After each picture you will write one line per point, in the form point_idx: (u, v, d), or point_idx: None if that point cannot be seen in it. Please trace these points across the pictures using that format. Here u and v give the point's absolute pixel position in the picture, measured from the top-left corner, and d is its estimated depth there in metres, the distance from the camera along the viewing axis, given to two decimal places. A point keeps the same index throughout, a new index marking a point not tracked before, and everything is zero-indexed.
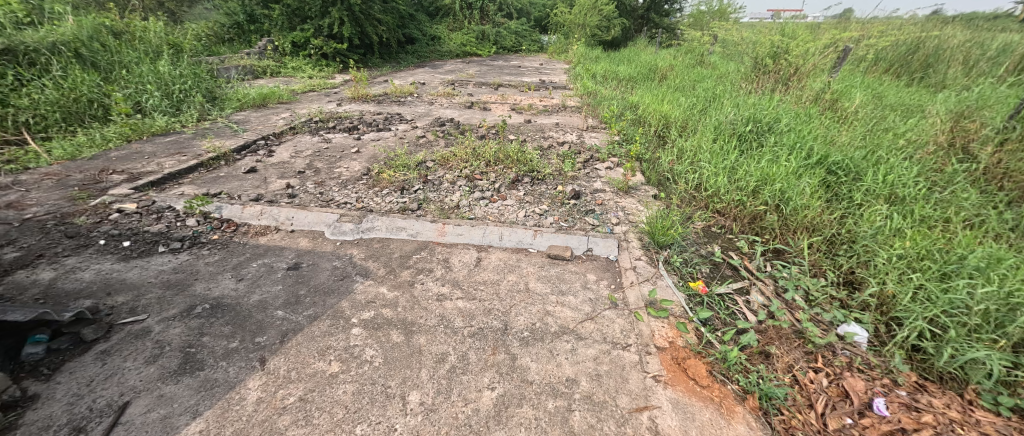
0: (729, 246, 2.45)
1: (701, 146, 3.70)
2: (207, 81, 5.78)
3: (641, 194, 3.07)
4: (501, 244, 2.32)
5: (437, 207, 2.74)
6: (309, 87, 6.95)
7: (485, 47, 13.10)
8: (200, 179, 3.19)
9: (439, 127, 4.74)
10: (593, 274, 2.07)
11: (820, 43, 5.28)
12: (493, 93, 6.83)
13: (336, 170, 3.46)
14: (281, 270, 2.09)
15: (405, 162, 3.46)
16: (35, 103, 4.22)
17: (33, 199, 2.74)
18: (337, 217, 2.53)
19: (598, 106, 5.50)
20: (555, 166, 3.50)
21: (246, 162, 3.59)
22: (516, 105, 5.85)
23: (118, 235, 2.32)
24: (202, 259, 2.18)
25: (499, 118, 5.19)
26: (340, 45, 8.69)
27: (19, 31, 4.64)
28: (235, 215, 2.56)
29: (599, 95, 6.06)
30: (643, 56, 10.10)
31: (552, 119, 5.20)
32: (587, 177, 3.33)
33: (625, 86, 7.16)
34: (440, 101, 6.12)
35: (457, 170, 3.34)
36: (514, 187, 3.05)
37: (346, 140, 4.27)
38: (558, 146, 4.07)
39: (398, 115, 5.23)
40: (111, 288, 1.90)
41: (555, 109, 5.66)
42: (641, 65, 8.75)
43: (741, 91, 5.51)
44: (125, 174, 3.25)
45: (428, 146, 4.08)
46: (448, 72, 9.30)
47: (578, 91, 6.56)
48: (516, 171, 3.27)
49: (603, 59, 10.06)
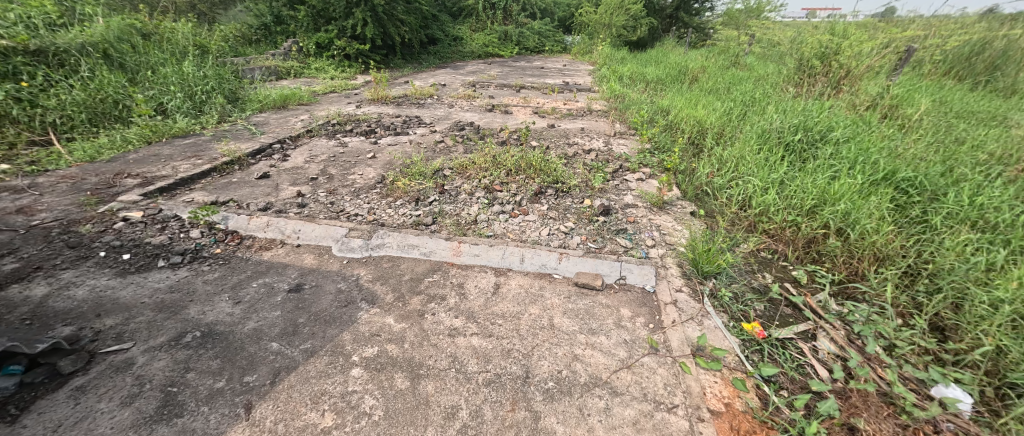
0: (784, 276, 2.13)
1: (743, 156, 3.35)
2: (231, 82, 5.79)
3: (678, 210, 2.77)
4: (522, 267, 2.08)
5: (453, 221, 2.52)
6: (330, 88, 6.91)
7: (508, 48, 12.91)
8: (212, 185, 3.08)
9: (458, 131, 4.55)
10: (628, 309, 1.79)
11: (876, 42, 4.80)
12: (515, 95, 6.60)
13: (349, 177, 3.30)
14: (282, 292, 1.91)
15: (421, 170, 3.27)
16: (62, 103, 4.27)
17: (44, 204, 2.69)
18: (346, 231, 2.35)
19: (627, 110, 5.19)
20: (581, 176, 3.24)
21: (260, 167, 3.48)
22: (539, 108, 5.60)
23: (119, 246, 2.20)
24: (202, 276, 2.02)
25: (521, 123, 4.96)
26: (362, 46, 8.65)
27: (51, 32, 4.73)
28: (240, 227, 2.42)
29: (628, 97, 5.74)
30: (672, 57, 9.66)
31: (577, 124, 4.93)
32: (616, 189, 3.05)
33: (654, 88, 6.80)
34: (460, 103, 5.94)
35: (476, 179, 3.12)
36: (537, 200, 2.81)
37: (363, 145, 4.12)
38: (584, 154, 3.81)
39: (417, 118, 5.07)
40: (102, 309, 1.77)
41: (580, 112, 5.38)
42: (671, 66, 8.32)
43: (783, 95, 5.09)
44: (138, 178, 3.18)
45: (447, 152, 3.89)
46: (470, 73, 9.13)
47: (605, 93, 6.26)
48: (539, 182, 3.03)
49: (630, 60, 9.68)
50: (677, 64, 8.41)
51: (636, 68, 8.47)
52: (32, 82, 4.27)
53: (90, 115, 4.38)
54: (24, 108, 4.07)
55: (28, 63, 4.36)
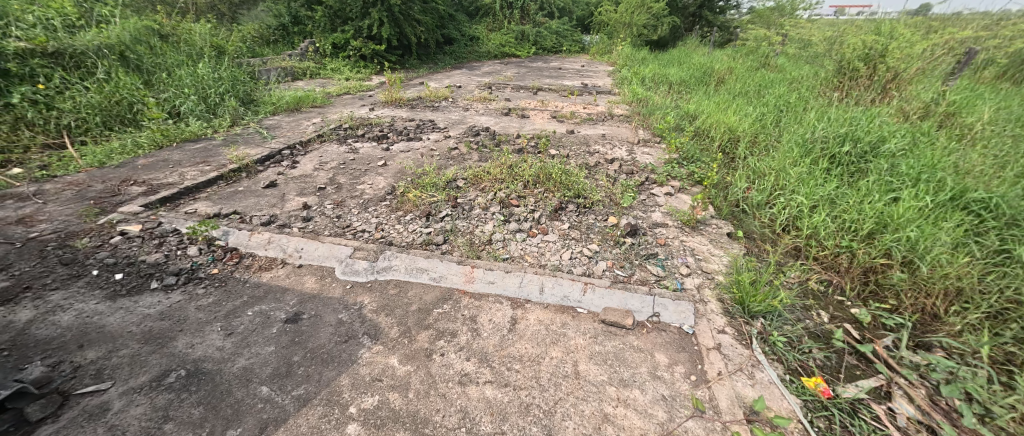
0: (844, 315, 1.86)
1: (783, 169, 3.05)
2: (245, 84, 5.73)
3: (713, 230, 2.50)
4: (541, 299, 1.87)
5: (466, 241, 2.33)
6: (344, 89, 6.81)
7: (525, 47, 12.67)
8: (217, 195, 2.96)
9: (473, 137, 4.36)
10: (664, 354, 1.56)
11: (929, 43, 4.40)
12: (532, 98, 6.36)
13: (358, 187, 3.14)
14: (279, 322, 1.74)
15: (433, 181, 3.09)
16: (77, 106, 4.25)
17: (45, 214, 2.60)
18: (351, 251, 2.18)
19: (651, 115, 4.91)
20: (604, 190, 3.00)
21: (268, 175, 3.35)
22: (557, 112, 5.37)
23: (114, 264, 2.07)
24: (195, 301, 1.87)
25: (539, 128, 4.73)
26: (378, 46, 8.56)
27: (69, 34, 4.74)
28: (240, 244, 2.27)
29: (652, 101, 5.43)
30: (696, 57, 9.27)
31: (598, 130, 4.68)
32: (643, 205, 2.81)
33: (678, 90, 6.49)
34: (475, 106, 5.75)
35: (491, 192, 2.92)
36: (557, 217, 2.59)
37: (374, 151, 3.96)
38: (606, 164, 3.56)
39: (431, 122, 4.90)
40: (86, 339, 1.63)
41: (601, 117, 5.12)
42: (695, 68, 7.95)
43: (822, 101, 4.74)
44: (143, 186, 3.09)
45: (460, 160, 3.69)
46: (486, 74, 8.94)
47: (627, 96, 5.97)
48: (559, 196, 2.80)
49: (651, 61, 9.32)
50: (703, 65, 8.02)
51: (658, 69, 8.12)
52: (48, 85, 4.27)
53: (104, 117, 4.34)
54: (40, 111, 4.07)
55: (46, 65, 4.36)
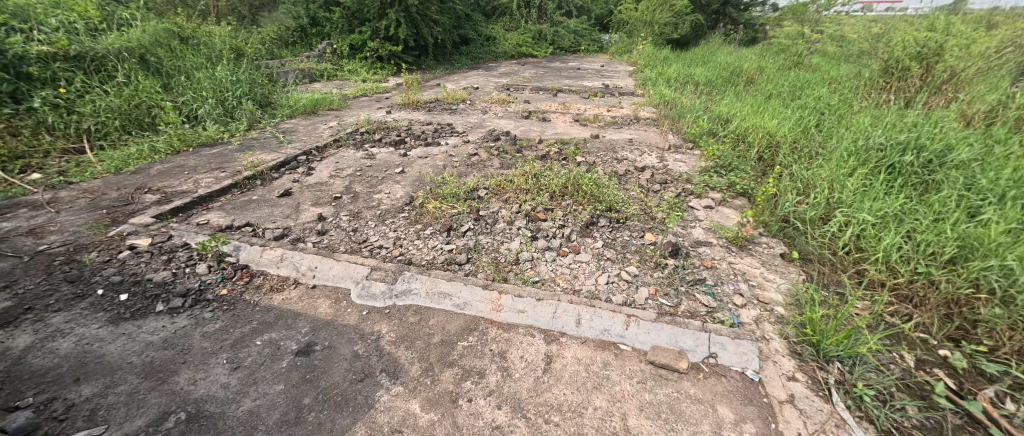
0: (932, 359, 1.60)
1: (836, 180, 2.78)
2: (264, 87, 5.67)
3: (765, 251, 2.25)
4: (579, 332, 1.66)
5: (491, 261, 2.14)
6: (361, 91, 6.70)
7: (542, 47, 12.44)
8: (230, 204, 2.84)
9: (493, 142, 4.17)
10: (728, 408, 1.33)
11: (992, 40, 4.03)
12: (552, 99, 6.14)
13: (375, 197, 2.99)
14: (289, 355, 1.58)
15: (453, 191, 2.91)
16: (97, 110, 4.23)
17: (57, 224, 2.53)
18: (367, 272, 2.01)
19: (680, 118, 4.63)
20: (638, 202, 2.77)
21: (283, 182, 3.23)
22: (580, 115, 5.14)
23: (119, 282, 1.95)
24: (202, 326, 1.73)
25: (561, 133, 4.51)
26: (395, 47, 8.46)
27: (92, 38, 4.75)
28: (251, 261, 2.13)
29: (680, 102, 5.14)
30: (722, 56, 8.90)
31: (624, 134, 4.43)
32: (682, 220, 2.57)
33: (707, 91, 6.18)
34: (494, 109, 5.58)
35: (515, 204, 2.72)
36: (589, 233, 2.38)
37: (391, 157, 3.81)
38: (637, 172, 3.32)
39: (449, 125, 4.73)
40: (83, 371, 1.50)
41: (626, 121, 4.86)
42: (723, 67, 7.58)
43: (867, 104, 4.40)
44: (157, 194, 3.00)
45: (480, 168, 3.51)
46: (502, 75, 8.74)
47: (652, 97, 5.68)
48: (590, 210, 2.59)
49: (675, 60, 8.97)
50: (730, 64, 7.65)
51: (683, 69, 7.78)
52: (70, 88, 4.27)
53: (124, 121, 4.31)
54: (61, 115, 4.07)
55: (68, 69, 4.37)
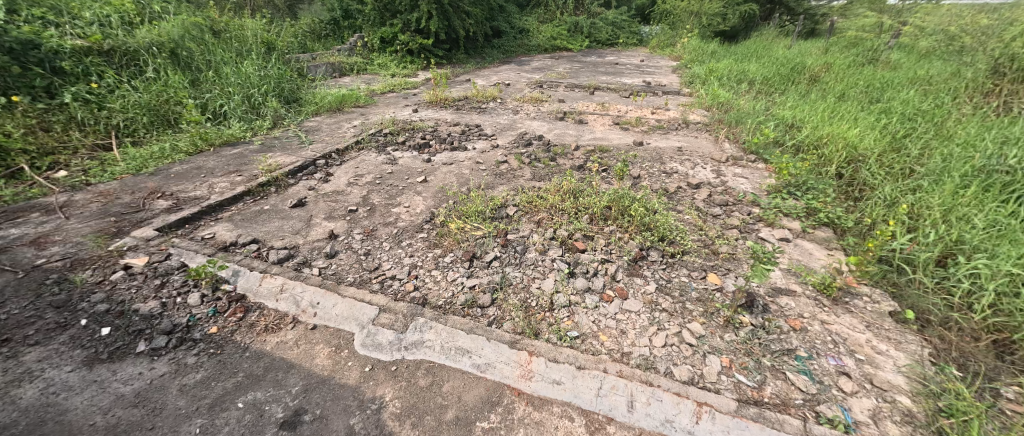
0: None
1: (952, 211, 2.22)
2: (292, 81, 5.52)
3: (867, 306, 1.77)
4: (631, 422, 1.28)
5: (519, 304, 1.79)
6: (389, 87, 6.47)
7: (578, 40, 11.80)
8: (239, 215, 2.63)
9: (525, 147, 3.81)
10: None
11: None
12: (589, 99, 5.66)
13: (393, 211, 2.71)
14: (273, 427, 1.30)
15: (479, 208, 2.59)
16: (126, 105, 4.19)
17: (62, 233, 2.39)
18: (375, 314, 1.71)
19: (737, 123, 4.07)
20: (695, 228, 2.32)
21: (298, 190, 3.00)
22: (621, 116, 4.67)
23: (104, 313, 1.74)
24: (182, 376, 1.48)
25: (600, 138, 4.08)
26: (426, 40, 8.19)
27: (125, 32, 4.73)
28: (249, 291, 1.88)
29: (737, 104, 4.54)
30: (779, 50, 8.06)
31: (672, 141, 3.94)
32: (753, 255, 2.11)
33: (765, 90, 5.52)
34: (526, 108, 5.19)
35: (548, 228, 2.36)
36: (638, 269, 1.97)
37: (413, 162, 3.52)
38: (690, 188, 2.86)
39: (477, 127, 4.39)
40: (38, 433, 1.27)
41: (674, 125, 4.34)
42: (781, 63, 6.80)
43: (971, 113, 3.71)
44: (169, 200, 2.84)
45: (509, 179, 3.16)
46: (535, 70, 8.29)
47: (704, 97, 5.10)
48: (638, 238, 2.19)
49: (724, 54, 8.20)
50: (790, 60, 6.87)
51: (735, 64, 7.05)
52: (101, 84, 4.26)
53: (151, 117, 4.25)
54: (92, 111, 4.06)
55: (101, 63, 4.37)
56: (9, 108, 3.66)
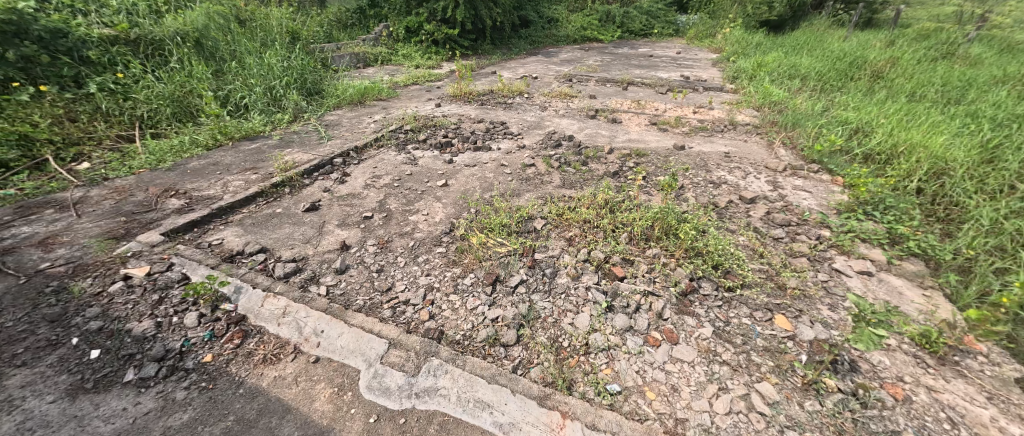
0: None
1: None
2: (315, 73, 5.40)
3: (984, 370, 1.42)
4: None
5: (549, 344, 1.54)
6: (412, 79, 6.26)
7: (610, 30, 11.24)
8: (250, 219, 2.49)
9: (553, 149, 3.53)
10: None
11: None
12: (623, 95, 5.27)
13: (411, 220, 2.50)
14: None
15: (504, 222, 2.36)
16: (150, 96, 4.14)
17: (72, 233, 2.29)
18: (384, 350, 1.50)
19: (792, 127, 3.64)
20: (753, 254, 2.00)
21: (313, 192, 2.84)
22: (659, 115, 4.30)
23: (97, 332, 1.60)
24: (167, 417, 1.31)
25: (636, 140, 3.74)
26: (451, 30, 7.94)
27: (152, 21, 4.70)
28: (250, 312, 1.70)
29: (791, 103, 4.08)
30: (834, 42, 7.37)
31: (718, 146, 3.56)
32: (827, 292, 1.78)
33: (821, 87, 5.00)
34: (555, 104, 4.88)
35: (581, 247, 2.10)
36: (688, 306, 1.68)
37: (434, 163, 3.31)
38: (742, 204, 2.52)
39: (503, 124, 4.13)
40: None
41: (719, 126, 3.94)
42: (837, 57, 6.17)
43: None
44: (182, 198, 2.72)
45: (537, 186, 2.90)
46: (563, 63, 7.91)
47: (751, 94, 4.64)
48: (687, 265, 1.89)
49: (770, 47, 7.56)
50: (847, 54, 6.23)
51: (784, 57, 6.45)
52: (127, 73, 4.23)
53: (174, 109, 4.19)
54: (118, 102, 4.03)
55: (127, 53, 4.34)
56: (38, 98, 3.66)
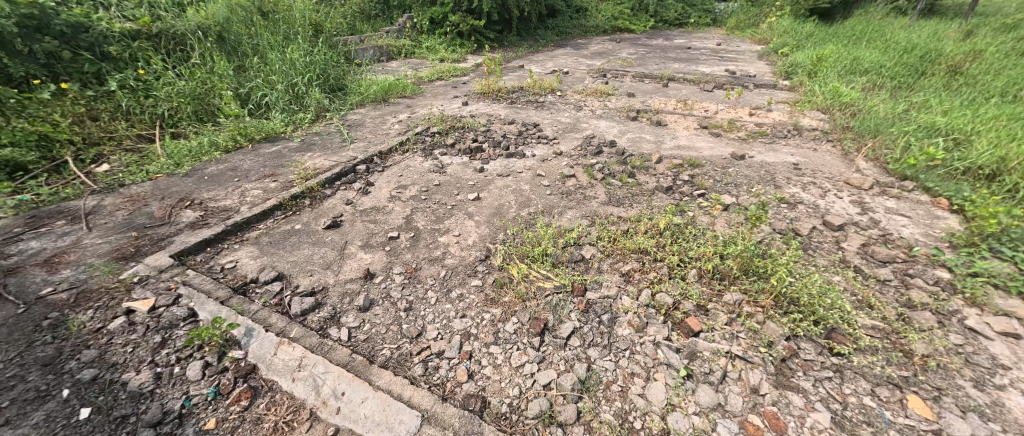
0: None
1: None
2: (337, 68, 5.17)
3: None
4: None
5: (618, 426, 1.24)
6: (436, 74, 5.96)
7: (642, 20, 10.60)
8: (267, 237, 2.26)
9: (594, 157, 3.18)
10: None
11: None
12: (664, 93, 4.82)
13: (441, 242, 2.23)
14: None
15: (548, 250, 2.05)
16: (170, 94, 3.99)
17: (80, 251, 2.12)
18: (417, 426, 1.23)
19: (871, 134, 3.17)
20: (857, 306, 1.64)
21: (334, 205, 2.60)
22: (710, 117, 3.87)
23: (89, 383, 1.38)
24: None
25: (686, 146, 3.35)
26: (477, 21, 7.58)
27: (174, 15, 4.56)
28: (261, 362, 1.46)
29: (866, 106, 3.58)
30: (899, 32, 6.66)
31: (783, 155, 3.12)
32: (966, 363, 1.40)
33: (894, 84, 4.44)
34: (590, 103, 4.51)
35: (642, 286, 1.78)
36: (789, 377, 1.35)
37: (464, 172, 3.02)
38: (826, 234, 2.15)
39: (536, 127, 3.79)
40: None
41: (781, 131, 3.49)
42: (904, 49, 5.53)
43: None
44: (197, 210, 2.53)
45: (580, 202, 2.57)
46: (594, 56, 7.44)
47: (814, 94, 4.13)
48: (778, 319, 1.55)
49: (823, 37, 6.88)
50: (916, 46, 5.57)
51: (843, 49, 5.83)
52: (148, 70, 4.09)
53: (195, 107, 4.03)
54: (139, 100, 3.90)
55: (149, 48, 4.20)
56: (59, 96, 3.55)
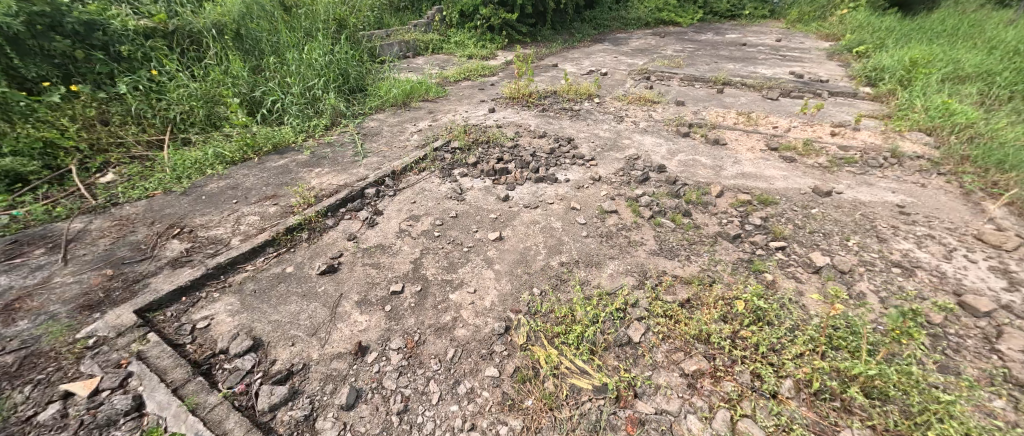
0: None
1: None
2: (358, 67, 4.84)
3: None
4: None
5: None
6: (463, 74, 5.54)
7: (690, 11, 9.73)
8: (253, 284, 1.93)
9: (640, 186, 2.68)
10: None
11: None
12: (719, 101, 4.19)
13: (452, 302, 1.81)
14: None
15: (585, 327, 1.60)
16: (182, 97, 3.77)
17: (45, 293, 1.85)
18: None
19: (1001, 170, 2.49)
20: None
21: (334, 240, 2.25)
22: (779, 136, 3.26)
23: None
24: None
25: (754, 174, 2.78)
26: (510, 15, 7.07)
27: (192, 13, 4.34)
28: None
29: (987, 128, 2.86)
30: (1007, 27, 5.60)
31: (882, 191, 2.50)
32: None
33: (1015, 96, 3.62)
34: (633, 112, 3.97)
35: (716, 405, 1.30)
36: None
37: (486, 200, 2.59)
38: (967, 323, 1.57)
39: (571, 142, 3.31)
40: None
41: (874, 157, 2.85)
42: (1016, 50, 4.60)
43: None
44: (184, 241, 2.24)
45: (624, 251, 2.09)
46: (634, 53, 6.78)
47: (911, 110, 3.41)
48: None
49: (907, 34, 5.93)
50: None
51: (936, 49, 4.94)
52: (162, 71, 3.89)
53: (208, 111, 3.80)
54: (151, 103, 3.69)
55: (163, 47, 3.99)
56: (70, 99, 3.37)
